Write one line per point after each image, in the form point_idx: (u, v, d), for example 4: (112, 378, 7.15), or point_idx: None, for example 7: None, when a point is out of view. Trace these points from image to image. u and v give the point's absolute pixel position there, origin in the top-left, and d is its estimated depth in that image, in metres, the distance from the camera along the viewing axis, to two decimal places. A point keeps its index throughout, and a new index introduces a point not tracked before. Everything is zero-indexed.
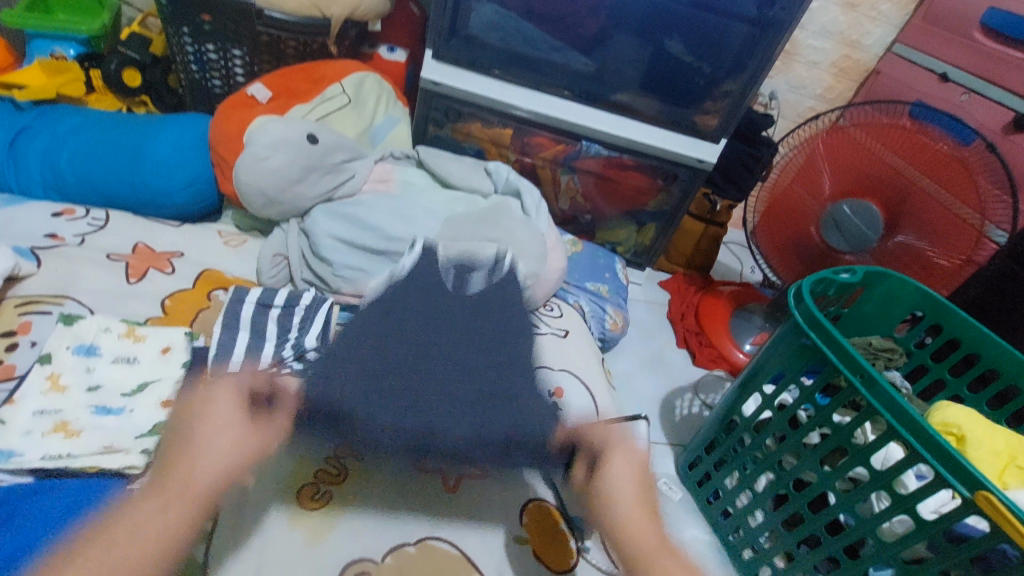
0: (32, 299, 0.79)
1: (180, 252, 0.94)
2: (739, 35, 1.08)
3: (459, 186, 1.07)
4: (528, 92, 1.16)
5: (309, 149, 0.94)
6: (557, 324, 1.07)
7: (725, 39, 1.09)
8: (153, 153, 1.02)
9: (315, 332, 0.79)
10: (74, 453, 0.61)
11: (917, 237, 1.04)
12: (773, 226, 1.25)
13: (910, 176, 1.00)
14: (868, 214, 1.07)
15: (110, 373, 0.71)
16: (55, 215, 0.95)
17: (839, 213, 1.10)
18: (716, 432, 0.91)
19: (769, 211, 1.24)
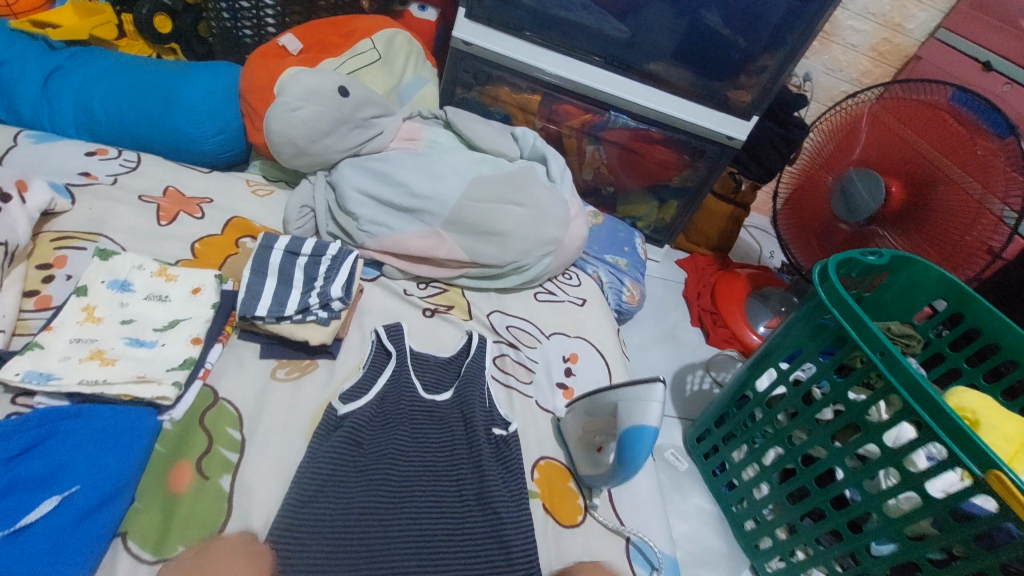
0: (67, 235, 0.80)
1: (209, 197, 0.95)
2: (781, 7, 1.04)
3: (485, 149, 1.05)
4: (561, 58, 1.14)
5: (339, 102, 0.93)
6: (575, 292, 1.08)
7: (767, 10, 1.05)
8: (183, 99, 1.02)
9: (339, 282, 0.80)
10: (109, 380, 0.63)
11: (934, 223, 1.01)
12: (794, 210, 1.25)
13: (930, 156, 0.99)
14: (874, 190, 1.04)
15: (142, 308, 0.73)
16: (88, 154, 0.96)
17: (848, 191, 1.09)
18: (726, 405, 0.93)
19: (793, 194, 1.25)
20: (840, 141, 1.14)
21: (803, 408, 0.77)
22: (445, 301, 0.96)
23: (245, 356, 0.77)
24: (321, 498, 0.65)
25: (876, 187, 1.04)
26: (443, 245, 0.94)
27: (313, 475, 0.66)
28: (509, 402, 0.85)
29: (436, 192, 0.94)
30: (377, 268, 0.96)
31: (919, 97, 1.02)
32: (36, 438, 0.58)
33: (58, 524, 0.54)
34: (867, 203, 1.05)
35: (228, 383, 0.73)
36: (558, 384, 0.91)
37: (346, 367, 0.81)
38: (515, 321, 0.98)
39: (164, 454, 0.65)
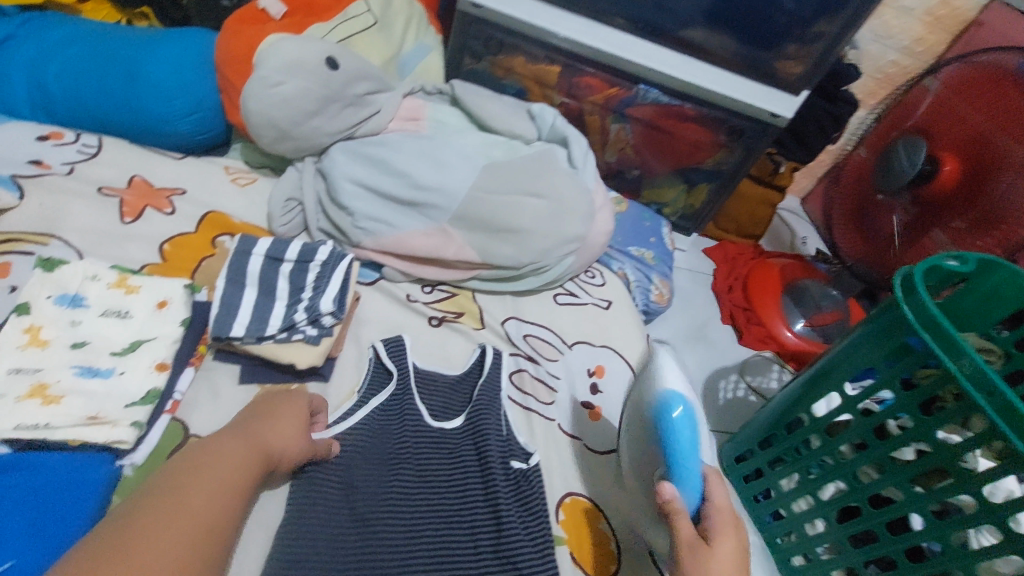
0: (11, 238, 0.68)
1: (182, 189, 0.83)
2: None
3: (499, 131, 0.92)
4: (582, 23, 0.99)
5: (327, 77, 0.79)
6: (599, 293, 0.96)
7: None
8: (151, 73, 0.88)
9: (332, 294, 0.69)
10: (51, 423, 0.53)
11: (986, 206, 0.90)
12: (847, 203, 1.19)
13: (990, 131, 0.90)
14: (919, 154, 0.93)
15: (98, 328, 0.62)
16: (41, 139, 0.83)
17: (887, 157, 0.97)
18: (774, 427, 0.83)
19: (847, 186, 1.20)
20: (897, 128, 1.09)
21: (875, 442, 0.67)
22: (453, 308, 0.85)
23: (223, 382, 0.65)
24: (312, 546, 0.56)
25: (919, 154, 0.93)
26: (451, 244, 0.82)
27: (302, 516, 0.57)
28: (529, 428, 0.74)
29: (442, 183, 0.81)
30: (376, 270, 0.84)
31: (985, 71, 0.95)
32: None
33: None
34: (906, 173, 0.94)
35: (201, 416, 0.62)
36: (583, 403, 0.80)
37: (341, 391, 0.70)
38: (533, 330, 0.86)
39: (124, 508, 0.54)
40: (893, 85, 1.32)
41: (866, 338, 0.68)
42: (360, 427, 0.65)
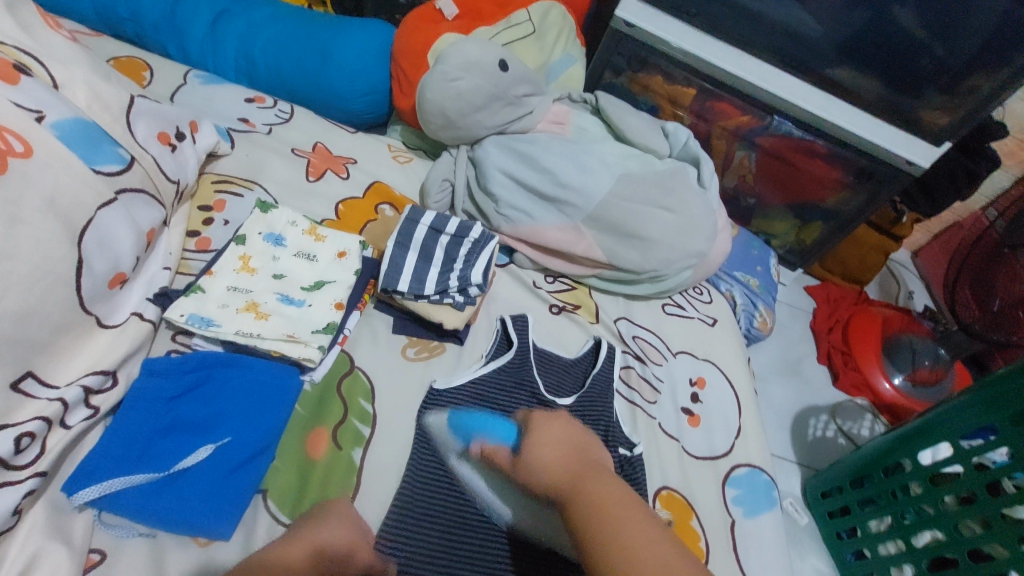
0: (226, 179, 0.82)
1: (354, 159, 0.95)
2: (997, 12, 0.90)
3: (634, 143, 0.97)
4: (729, 51, 1.04)
5: (497, 76, 0.89)
6: (705, 309, 0.99)
7: (979, 17, 0.91)
8: (340, 55, 1.01)
9: (478, 268, 0.77)
10: (262, 335, 0.64)
11: None
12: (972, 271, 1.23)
13: None
14: None
15: (292, 265, 0.73)
16: (248, 100, 0.97)
17: None
18: (869, 466, 0.83)
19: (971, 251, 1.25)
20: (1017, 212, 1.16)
21: (985, 498, 0.67)
22: (572, 300, 0.91)
23: (380, 329, 0.76)
24: (431, 480, 0.64)
25: None
26: (582, 241, 0.89)
27: (427, 451, 0.66)
28: (632, 421, 0.79)
29: (583, 184, 0.88)
30: (508, 254, 0.93)
31: None
32: (194, 382, 0.60)
33: (213, 472, 0.55)
34: None
35: (364, 352, 0.72)
36: (683, 409, 0.84)
37: (473, 355, 0.78)
38: (642, 333, 0.91)
39: (304, 416, 0.65)
40: None
41: (983, 399, 0.69)
42: (472, 383, 0.73)
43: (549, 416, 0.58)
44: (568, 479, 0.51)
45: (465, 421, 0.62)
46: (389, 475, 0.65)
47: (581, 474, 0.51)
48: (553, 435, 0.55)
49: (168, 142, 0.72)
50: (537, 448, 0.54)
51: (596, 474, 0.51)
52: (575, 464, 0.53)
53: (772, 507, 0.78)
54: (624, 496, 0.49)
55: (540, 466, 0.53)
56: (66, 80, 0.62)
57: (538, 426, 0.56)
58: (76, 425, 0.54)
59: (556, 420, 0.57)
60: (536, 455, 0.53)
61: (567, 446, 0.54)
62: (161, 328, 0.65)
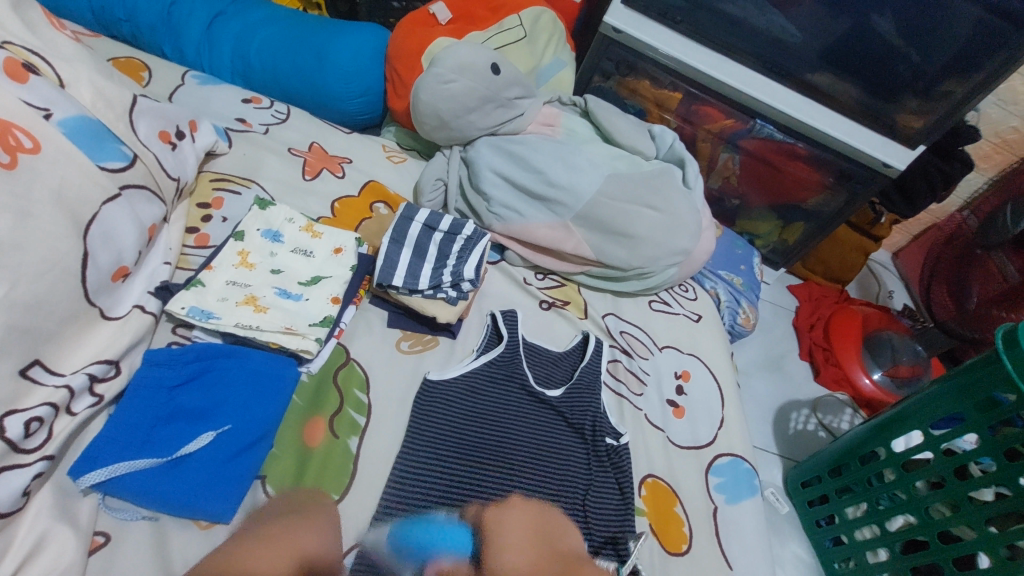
0: (223, 177, 0.83)
1: (349, 158, 0.97)
2: (966, 20, 0.94)
3: (622, 144, 1.00)
4: (714, 56, 1.08)
5: (489, 79, 0.92)
6: (690, 306, 1.02)
7: (949, 25, 0.96)
8: (335, 57, 1.03)
9: (471, 263, 0.80)
10: (261, 326, 0.66)
11: None
12: (945, 272, 1.28)
13: None
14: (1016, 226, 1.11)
15: (289, 260, 0.75)
16: (245, 101, 0.99)
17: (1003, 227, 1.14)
18: (845, 456, 0.87)
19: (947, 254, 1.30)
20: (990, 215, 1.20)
21: (952, 483, 0.71)
22: (562, 296, 0.94)
23: (375, 322, 0.78)
24: (425, 464, 0.66)
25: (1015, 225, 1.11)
26: (571, 239, 0.91)
27: (421, 436, 0.68)
28: (619, 412, 0.82)
29: (572, 184, 0.91)
30: (499, 252, 0.95)
31: None
32: (194, 372, 0.62)
33: (215, 458, 0.57)
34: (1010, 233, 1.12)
35: (360, 344, 0.75)
36: (668, 401, 0.87)
37: (465, 348, 0.80)
38: (628, 328, 0.94)
39: (301, 406, 0.66)
40: (1010, 151, 1.29)
41: (951, 389, 0.73)
42: (465, 375, 0.76)
43: (504, 502, 0.45)
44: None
45: (405, 540, 0.53)
46: (385, 462, 0.67)
47: (572, 563, 0.41)
48: (515, 534, 0.41)
49: (169, 141, 0.74)
50: (511, 562, 0.39)
51: (582, 561, 0.42)
52: (566, 544, 0.43)
53: (753, 494, 0.81)
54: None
55: (531, 572, 0.40)
56: (71, 79, 0.64)
57: (498, 518, 0.43)
58: (82, 412, 0.55)
59: (517, 509, 0.44)
60: (500, 573, 0.39)
61: (546, 545, 0.41)
62: (161, 321, 0.67)
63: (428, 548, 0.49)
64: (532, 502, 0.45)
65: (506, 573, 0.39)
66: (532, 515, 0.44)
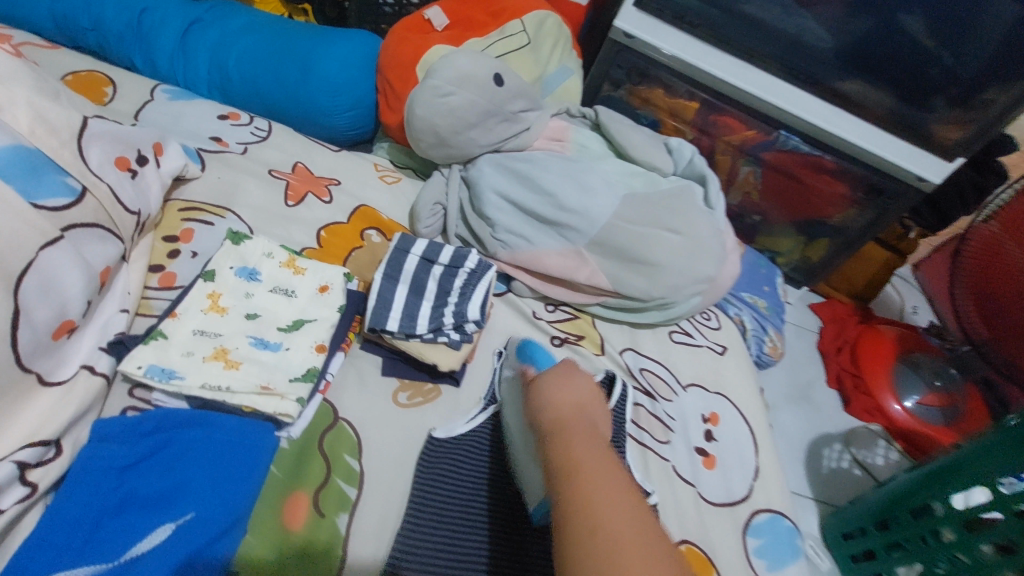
0: (194, 206, 0.74)
1: (338, 180, 0.88)
2: (1010, 18, 0.85)
3: (638, 161, 0.91)
4: (734, 63, 0.99)
5: (492, 92, 0.83)
6: (714, 336, 0.93)
7: (990, 26, 0.87)
8: (321, 67, 0.94)
9: (475, 302, 0.70)
10: (232, 387, 0.56)
11: None
12: (978, 289, 1.08)
13: None
14: None
15: (268, 303, 0.66)
16: (221, 118, 0.90)
17: None
18: (894, 508, 0.78)
19: (971, 262, 1.09)
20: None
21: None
22: (575, 331, 0.85)
23: (368, 371, 0.68)
24: (431, 535, 0.57)
25: None
26: (585, 267, 0.82)
27: (427, 502, 0.59)
28: (644, 467, 0.73)
29: (585, 207, 0.82)
30: (506, 282, 0.86)
31: None
32: (152, 448, 0.53)
33: (172, 558, 0.47)
34: None
35: (350, 400, 0.65)
36: (697, 449, 0.78)
37: (469, 397, 0.71)
38: (650, 365, 0.85)
39: (280, 479, 0.57)
40: None
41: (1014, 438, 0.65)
42: (471, 431, 0.66)
43: (573, 369, 0.59)
44: (563, 435, 0.49)
45: (529, 351, 0.74)
46: (380, 543, 0.57)
47: (567, 426, 0.50)
48: (560, 388, 0.55)
49: (127, 168, 0.64)
50: (547, 389, 0.55)
51: (573, 421, 0.51)
52: (565, 415, 0.52)
53: (797, 557, 0.72)
54: (593, 477, 0.44)
55: (542, 410, 0.53)
56: (5, 102, 0.55)
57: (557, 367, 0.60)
58: (9, 508, 0.46)
59: (572, 377, 0.57)
60: (539, 396, 0.55)
61: (573, 404, 0.54)
62: (117, 382, 0.57)
63: (532, 358, 0.73)
64: (596, 389, 0.57)
65: (545, 390, 0.55)
66: (583, 392, 0.55)
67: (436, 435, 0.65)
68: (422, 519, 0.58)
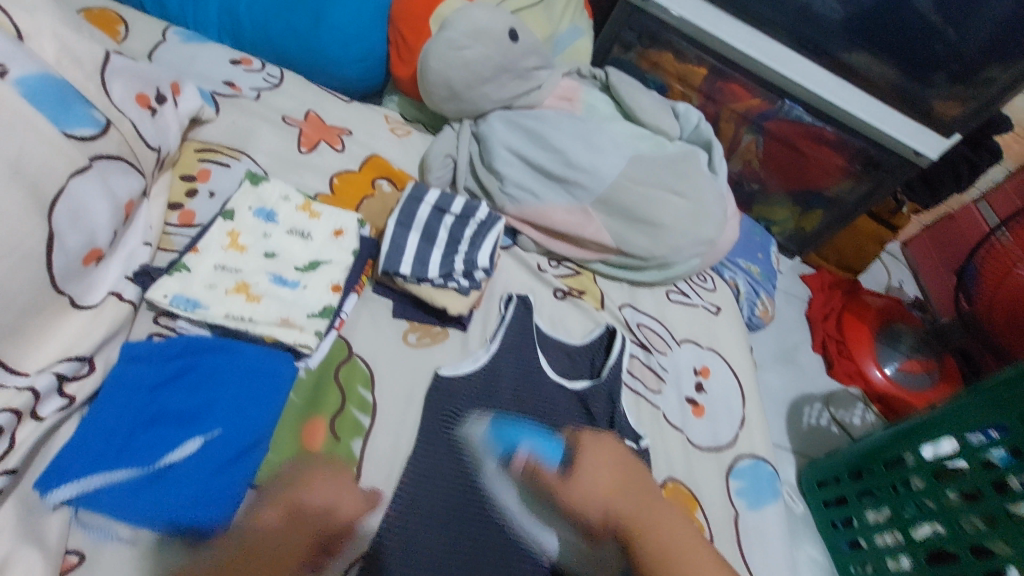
0: (211, 148, 0.76)
1: (349, 129, 0.89)
2: None
3: (645, 124, 0.93)
4: (745, 30, 1.00)
5: (507, 47, 0.83)
6: (709, 297, 0.97)
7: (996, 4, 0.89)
8: (334, 15, 0.94)
9: (486, 251, 0.74)
10: (254, 318, 0.59)
11: None
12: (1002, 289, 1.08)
13: None
14: None
15: (284, 243, 0.68)
16: (233, 62, 0.90)
17: None
18: (869, 460, 0.83)
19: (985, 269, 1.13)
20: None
21: (992, 496, 0.67)
22: (577, 285, 0.88)
23: (380, 312, 0.72)
24: (445, 457, 0.62)
25: None
26: (589, 224, 0.85)
27: (439, 428, 0.64)
28: (637, 412, 0.77)
29: (592, 165, 0.84)
30: (511, 236, 0.89)
31: None
32: (179, 369, 0.56)
33: (202, 467, 0.51)
34: None
35: (362, 338, 0.68)
36: (687, 399, 0.83)
37: (474, 339, 0.74)
38: (647, 321, 0.89)
39: (298, 405, 0.60)
40: None
41: (990, 398, 0.69)
42: (476, 371, 0.69)
43: (597, 437, 0.56)
44: (608, 496, 0.51)
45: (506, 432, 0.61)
46: (387, 469, 0.61)
47: (617, 494, 0.51)
48: (600, 458, 0.54)
49: (147, 105, 0.65)
50: (580, 482, 0.51)
51: (631, 492, 0.52)
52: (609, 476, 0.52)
53: (775, 498, 0.78)
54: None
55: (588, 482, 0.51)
56: (31, 30, 0.55)
57: (586, 452, 0.54)
58: (49, 416, 0.50)
59: (601, 449, 0.55)
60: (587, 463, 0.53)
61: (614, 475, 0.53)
62: (142, 309, 0.60)
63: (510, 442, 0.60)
64: (605, 454, 0.54)
65: (588, 469, 0.52)
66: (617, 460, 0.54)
67: (440, 373, 0.68)
68: (434, 442, 0.63)
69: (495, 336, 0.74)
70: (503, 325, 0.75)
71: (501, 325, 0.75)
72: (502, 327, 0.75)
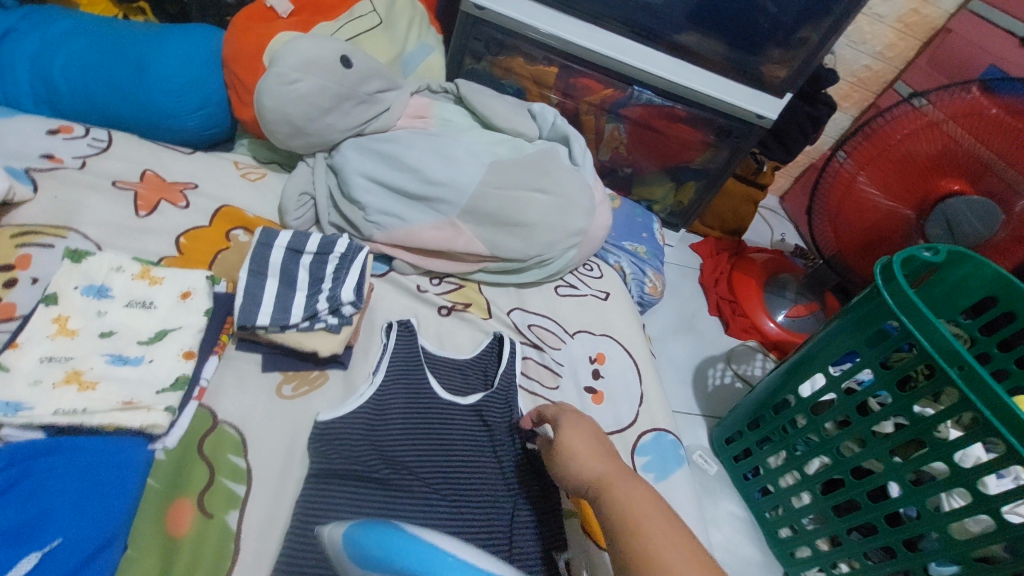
0: (29, 230, 0.69)
1: (194, 183, 0.84)
2: None
3: (502, 129, 0.95)
4: (583, 26, 1.04)
5: (343, 75, 0.82)
6: (597, 284, 0.99)
7: None
8: (159, 67, 0.89)
9: (352, 284, 0.71)
10: (89, 408, 0.54)
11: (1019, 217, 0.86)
12: (835, 218, 1.10)
13: (970, 150, 0.88)
14: (972, 206, 0.89)
15: (124, 318, 0.63)
16: (51, 132, 0.83)
17: (943, 213, 0.93)
18: (762, 408, 0.88)
19: (826, 203, 1.10)
20: (971, 123, 0.87)
21: (858, 419, 0.73)
22: (461, 299, 0.88)
23: (247, 371, 0.68)
24: (336, 499, 0.59)
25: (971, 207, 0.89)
26: (460, 237, 0.85)
27: (328, 471, 0.61)
28: (537, 413, 0.78)
29: (451, 178, 0.85)
30: (386, 263, 0.88)
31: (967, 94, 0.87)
32: (8, 482, 0.50)
33: None
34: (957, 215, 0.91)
35: (229, 402, 0.65)
36: (586, 388, 0.85)
37: (357, 375, 0.72)
38: (537, 320, 0.90)
39: (159, 490, 0.56)
40: (865, 89, 1.37)
41: (845, 329, 0.75)
42: (361, 406, 0.67)
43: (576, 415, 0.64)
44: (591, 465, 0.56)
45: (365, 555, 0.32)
46: (272, 533, 0.58)
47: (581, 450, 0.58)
48: (579, 430, 0.61)
49: None
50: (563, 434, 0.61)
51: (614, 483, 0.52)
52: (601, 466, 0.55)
53: (681, 465, 0.81)
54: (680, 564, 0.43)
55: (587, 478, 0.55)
56: None
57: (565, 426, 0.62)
58: None
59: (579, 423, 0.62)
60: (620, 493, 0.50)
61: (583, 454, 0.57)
62: None
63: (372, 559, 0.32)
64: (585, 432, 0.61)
65: (622, 499, 0.49)
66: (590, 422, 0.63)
67: (319, 418, 0.65)
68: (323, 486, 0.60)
69: (378, 368, 0.71)
70: (386, 354, 0.73)
71: (383, 355, 0.73)
72: (384, 357, 0.73)
